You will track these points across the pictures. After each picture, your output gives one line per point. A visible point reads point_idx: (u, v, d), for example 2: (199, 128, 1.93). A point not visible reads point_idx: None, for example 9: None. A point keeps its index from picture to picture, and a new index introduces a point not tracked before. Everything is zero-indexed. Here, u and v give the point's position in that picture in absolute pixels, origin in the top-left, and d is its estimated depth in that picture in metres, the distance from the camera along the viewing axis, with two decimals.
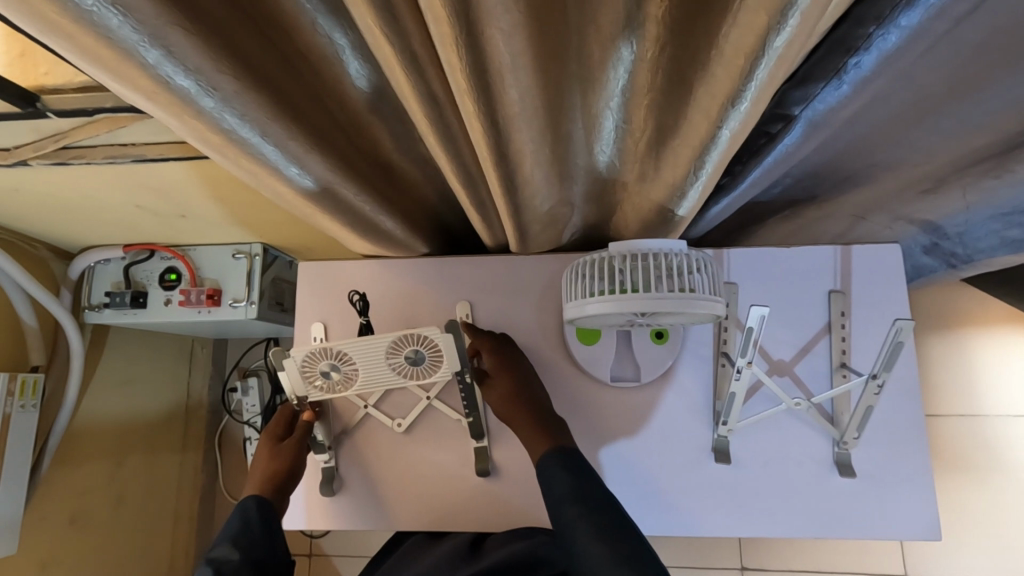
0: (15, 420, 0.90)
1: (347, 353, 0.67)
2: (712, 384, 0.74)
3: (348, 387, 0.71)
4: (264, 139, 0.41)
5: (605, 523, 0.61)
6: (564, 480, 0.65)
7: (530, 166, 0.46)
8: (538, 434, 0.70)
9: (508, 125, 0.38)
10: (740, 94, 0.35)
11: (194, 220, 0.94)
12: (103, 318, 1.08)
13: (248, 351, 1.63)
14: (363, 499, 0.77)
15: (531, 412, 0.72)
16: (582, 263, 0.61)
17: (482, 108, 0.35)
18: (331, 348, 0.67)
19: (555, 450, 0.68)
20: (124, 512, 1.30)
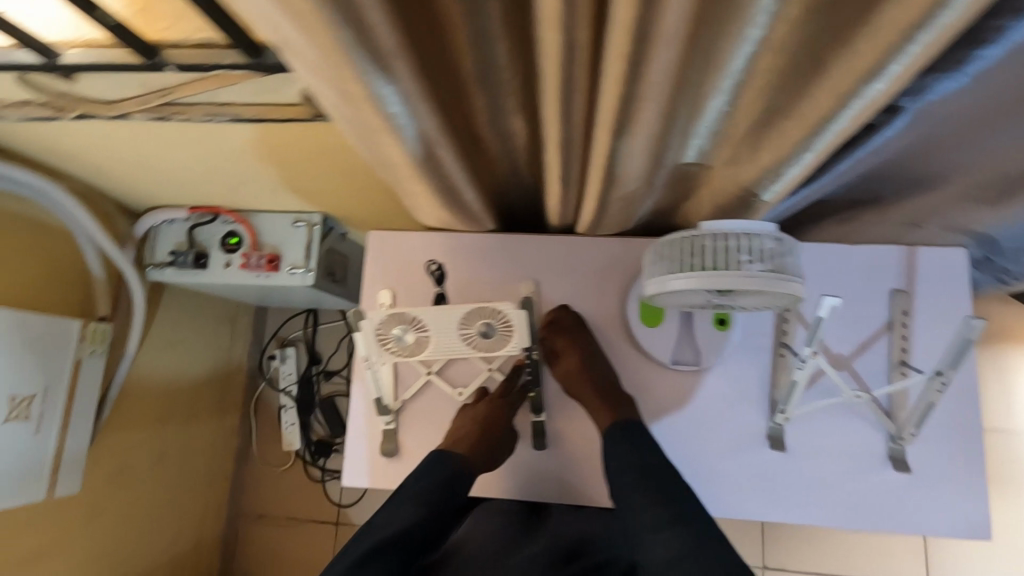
0: (85, 366, 0.94)
1: (423, 319, 0.71)
2: (770, 373, 0.76)
3: (418, 354, 0.73)
4: (399, 95, 0.43)
5: (661, 490, 0.63)
6: (626, 451, 0.68)
7: (641, 141, 0.47)
8: (602, 406, 0.73)
9: (641, 89, 0.39)
10: (881, 72, 0.36)
11: (264, 185, 0.97)
12: (164, 276, 1.11)
13: (287, 322, 1.68)
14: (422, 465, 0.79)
15: (594, 385, 0.75)
16: (664, 244, 0.62)
17: (629, 64, 0.36)
18: (410, 314, 0.71)
19: (618, 424, 0.71)
20: (167, 467, 1.33)
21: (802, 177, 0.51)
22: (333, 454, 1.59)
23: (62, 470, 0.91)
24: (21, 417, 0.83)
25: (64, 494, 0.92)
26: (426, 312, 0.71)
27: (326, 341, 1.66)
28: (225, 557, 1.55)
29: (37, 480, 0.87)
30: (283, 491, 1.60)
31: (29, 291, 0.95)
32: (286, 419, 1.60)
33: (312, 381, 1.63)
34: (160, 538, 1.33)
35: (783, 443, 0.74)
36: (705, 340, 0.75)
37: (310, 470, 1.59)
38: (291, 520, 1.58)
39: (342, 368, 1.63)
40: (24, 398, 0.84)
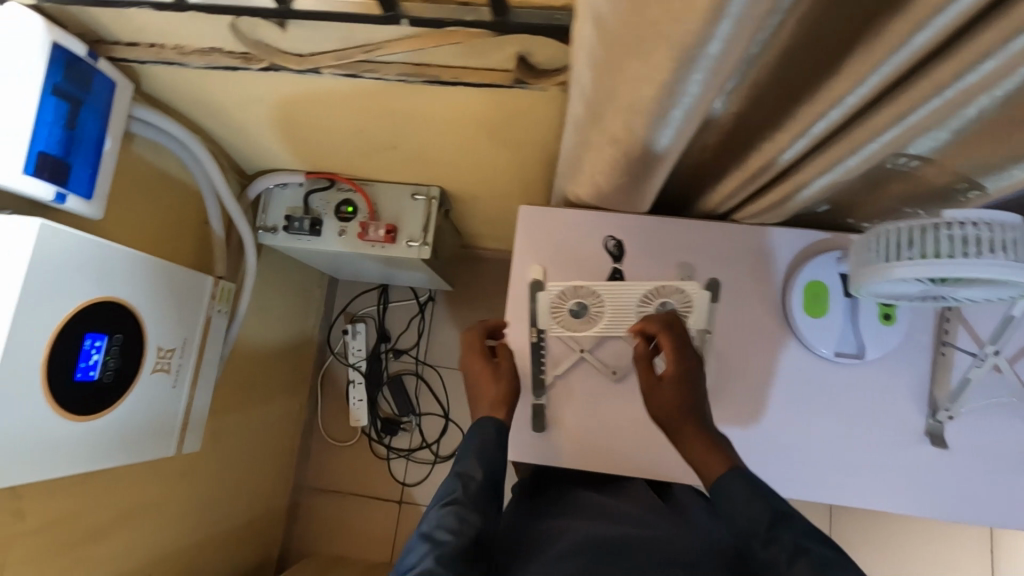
0: (212, 323, 0.93)
1: (601, 295, 0.75)
2: (931, 371, 0.76)
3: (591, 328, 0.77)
4: (717, 56, 0.43)
5: (745, 480, 0.63)
6: (740, 497, 0.61)
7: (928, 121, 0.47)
8: (713, 451, 0.66)
9: (990, 62, 0.39)
10: None
11: (400, 152, 0.96)
12: (276, 240, 1.10)
13: (358, 297, 1.67)
14: (573, 440, 0.81)
15: (698, 419, 0.69)
16: (871, 235, 0.63)
17: (1010, 33, 0.36)
18: (587, 288, 0.76)
19: (732, 471, 0.64)
20: (249, 434, 1.33)
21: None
22: (400, 432, 1.59)
23: (189, 428, 0.90)
24: (164, 369, 0.82)
25: (186, 452, 0.91)
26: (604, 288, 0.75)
27: (396, 319, 1.65)
28: (288, 529, 1.55)
29: (169, 436, 0.86)
30: (348, 467, 1.59)
31: (155, 240, 0.94)
32: (354, 395, 1.60)
33: (381, 357, 1.62)
34: (238, 504, 1.32)
35: (944, 440, 0.75)
36: (870, 334, 0.76)
37: (376, 447, 1.59)
38: (354, 495, 1.58)
39: (412, 347, 1.63)
40: (167, 350, 0.83)
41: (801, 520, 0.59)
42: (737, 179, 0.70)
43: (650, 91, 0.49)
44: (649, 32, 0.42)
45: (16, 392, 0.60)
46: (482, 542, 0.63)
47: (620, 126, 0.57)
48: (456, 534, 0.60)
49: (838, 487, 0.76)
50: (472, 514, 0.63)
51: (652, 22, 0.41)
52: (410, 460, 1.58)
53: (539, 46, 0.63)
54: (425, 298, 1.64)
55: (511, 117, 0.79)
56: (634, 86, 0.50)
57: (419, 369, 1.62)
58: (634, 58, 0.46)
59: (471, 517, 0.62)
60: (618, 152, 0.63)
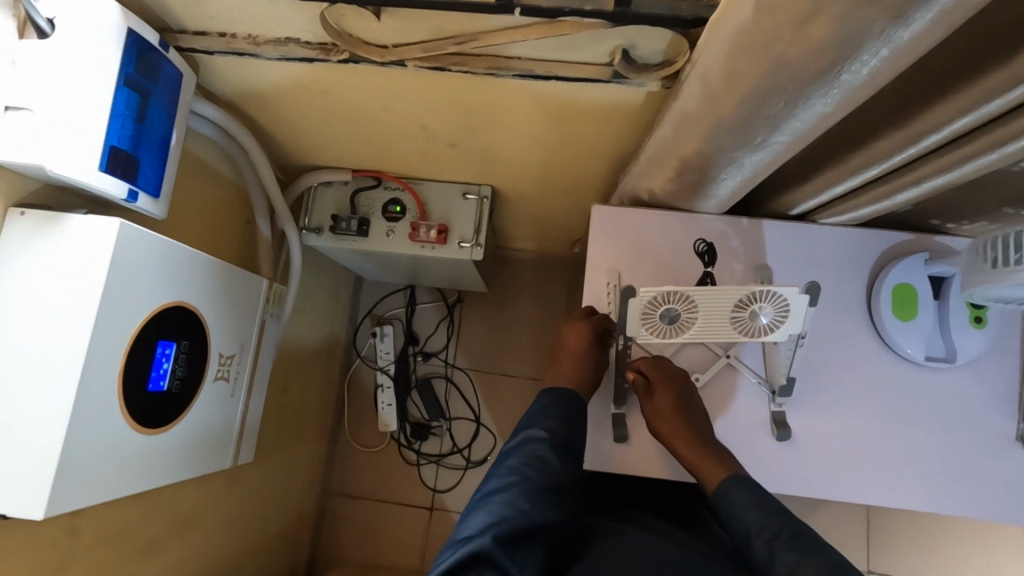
0: (266, 328, 0.89)
1: (694, 298, 0.69)
2: (1021, 375, 0.75)
3: (681, 334, 0.72)
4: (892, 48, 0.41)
5: (746, 485, 0.70)
6: (752, 510, 0.67)
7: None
8: (712, 461, 0.72)
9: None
10: None
11: (460, 150, 0.93)
12: (322, 241, 1.06)
13: (384, 299, 1.63)
14: (653, 448, 0.78)
15: (693, 430, 0.73)
16: (981, 241, 0.63)
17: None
18: (681, 292, 0.68)
19: (731, 478, 0.70)
20: (283, 441, 1.28)
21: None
22: (430, 437, 1.55)
23: (244, 438, 0.86)
24: (225, 376, 0.78)
25: (240, 463, 0.87)
26: (698, 291, 0.68)
27: (424, 321, 1.61)
28: (316, 537, 1.50)
29: (226, 447, 0.82)
30: (377, 473, 1.55)
31: (202, 239, 0.89)
32: (383, 399, 1.56)
33: (410, 360, 1.58)
34: (272, 514, 1.27)
35: None
36: (962, 338, 0.74)
37: (405, 452, 1.55)
38: (384, 502, 1.54)
39: (440, 350, 1.59)
40: (228, 356, 0.79)
41: (801, 531, 0.65)
42: (835, 179, 0.68)
43: (796, 86, 0.47)
44: (823, 23, 0.40)
45: (95, 404, 0.56)
46: (562, 486, 0.71)
47: (740, 123, 0.55)
48: (537, 476, 0.70)
49: (930, 494, 0.74)
50: (551, 459, 0.71)
51: (831, 12, 0.39)
52: (440, 465, 1.54)
53: (647, 39, 0.60)
54: (453, 300, 1.61)
55: (591, 113, 0.77)
56: (777, 81, 0.47)
57: (448, 373, 1.58)
58: (790, 51, 0.44)
59: (552, 461, 0.71)
60: (726, 150, 0.61)
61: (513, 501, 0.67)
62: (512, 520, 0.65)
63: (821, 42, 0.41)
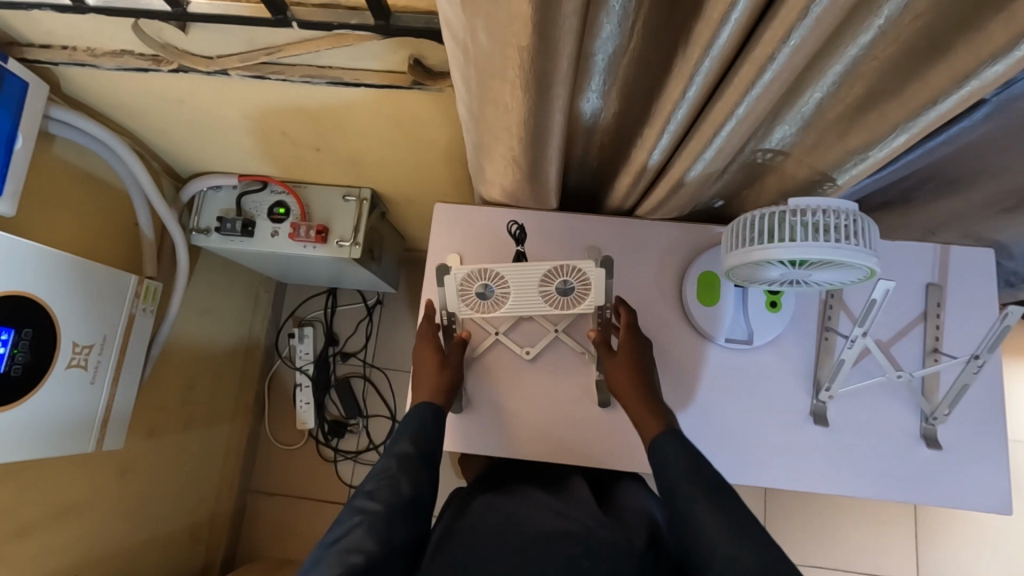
0: (136, 321, 0.95)
1: (504, 276, 0.76)
2: (814, 356, 0.81)
3: (499, 308, 0.78)
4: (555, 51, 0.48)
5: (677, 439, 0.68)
6: (678, 458, 0.66)
7: (758, 113, 0.52)
8: (650, 414, 0.73)
9: (782, 59, 0.44)
10: (1002, 54, 0.42)
11: (326, 154, 0.99)
12: (209, 242, 1.11)
13: (306, 302, 1.68)
14: (489, 421, 0.84)
15: (643, 387, 0.75)
16: (740, 221, 0.67)
17: (784, 32, 0.41)
18: (490, 268, 0.76)
19: (668, 430, 0.70)
20: (188, 434, 1.32)
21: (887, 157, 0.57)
22: (347, 434, 1.60)
23: (110, 426, 0.91)
24: (81, 364, 0.84)
25: (109, 449, 0.93)
26: (506, 268, 0.76)
27: (344, 323, 1.67)
28: (234, 535, 1.54)
29: (88, 433, 0.87)
30: (297, 470, 1.60)
31: (79, 242, 0.95)
32: (301, 398, 1.61)
33: (329, 361, 1.63)
34: (176, 508, 1.31)
35: (826, 418, 0.80)
36: (758, 320, 0.81)
37: (322, 449, 1.60)
38: (302, 498, 1.58)
39: (359, 350, 1.65)
40: (84, 346, 0.84)
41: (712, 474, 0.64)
42: (627, 174, 0.74)
43: (509, 88, 0.54)
44: (489, 35, 0.47)
45: None
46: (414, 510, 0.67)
47: (498, 124, 0.62)
48: (387, 505, 0.65)
49: (732, 465, 0.81)
50: (404, 487, 0.67)
51: (490, 16, 0.45)
52: (357, 462, 1.58)
53: (431, 49, 0.67)
54: (373, 302, 1.66)
55: (422, 119, 0.83)
56: (497, 80, 0.54)
57: (367, 372, 1.63)
58: (490, 57, 0.50)
59: (403, 487, 0.67)
60: (506, 145, 0.67)
61: (358, 539, 0.60)
62: (360, 563, 0.58)
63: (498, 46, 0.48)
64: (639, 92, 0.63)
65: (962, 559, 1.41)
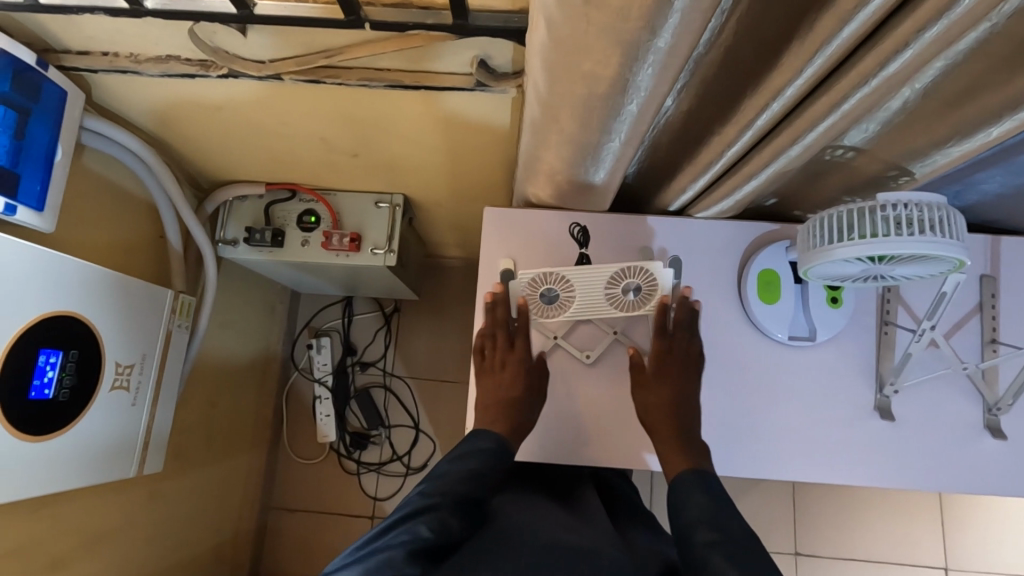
0: (173, 339, 0.91)
1: (569, 278, 0.74)
2: (876, 350, 0.81)
3: (563, 312, 0.77)
4: (666, 50, 0.47)
5: (705, 481, 0.71)
6: (700, 502, 0.69)
7: (861, 107, 0.51)
8: (679, 454, 0.75)
9: (907, 54, 0.43)
10: None
11: (364, 160, 0.97)
12: (239, 253, 1.08)
13: (322, 312, 1.65)
14: (551, 427, 0.83)
15: (677, 419, 0.77)
16: (818, 217, 0.66)
17: (920, 26, 0.40)
18: (555, 272, 0.74)
19: (693, 472, 0.72)
20: (212, 453, 1.28)
21: (977, 149, 0.58)
22: (370, 446, 1.56)
23: (151, 447, 0.87)
24: (123, 385, 0.80)
25: (148, 472, 0.89)
26: (572, 271, 0.74)
27: (362, 332, 1.63)
28: (256, 554, 1.49)
29: (130, 457, 0.83)
30: (317, 484, 1.56)
31: (110, 256, 0.90)
32: (321, 410, 1.57)
33: (348, 371, 1.60)
34: (203, 530, 1.27)
35: (891, 413, 0.80)
36: (820, 316, 0.80)
37: (345, 462, 1.56)
38: (323, 513, 1.54)
39: (379, 359, 1.61)
40: (126, 366, 0.80)
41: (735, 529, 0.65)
42: (692, 174, 0.73)
43: (604, 88, 0.53)
44: (604, 33, 0.46)
45: None
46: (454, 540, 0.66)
47: (579, 126, 0.60)
48: (435, 533, 0.64)
49: (799, 463, 0.80)
50: (455, 520, 0.67)
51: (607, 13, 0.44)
52: (380, 474, 1.55)
53: (499, 50, 0.65)
54: (390, 309, 1.63)
55: (473, 121, 0.82)
56: (592, 79, 0.52)
57: (387, 381, 1.60)
58: (593, 55, 0.49)
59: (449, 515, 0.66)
60: (580, 148, 0.65)
61: (397, 564, 0.60)
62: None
63: (609, 42, 0.46)
64: (718, 90, 0.62)
65: (987, 546, 1.44)
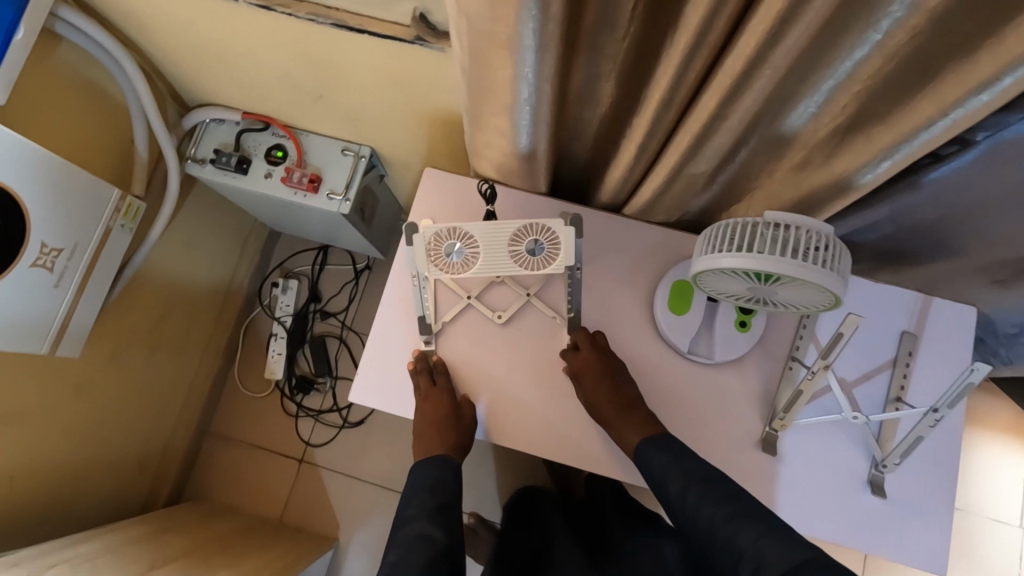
0: (112, 237, 0.95)
1: (474, 235, 0.74)
2: (774, 383, 0.80)
3: (469, 269, 0.76)
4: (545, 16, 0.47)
5: (660, 443, 0.72)
6: (665, 460, 0.70)
7: (752, 100, 0.52)
8: (631, 424, 0.76)
9: (778, 39, 0.44)
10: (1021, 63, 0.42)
11: (328, 106, 0.99)
12: (203, 172, 1.10)
13: (296, 255, 1.68)
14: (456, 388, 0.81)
15: (621, 402, 0.76)
16: (717, 227, 0.65)
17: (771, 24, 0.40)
18: (460, 228, 0.74)
19: (646, 440, 0.73)
20: (154, 364, 1.32)
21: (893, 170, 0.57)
22: (313, 391, 1.59)
23: (68, 334, 0.92)
24: (46, 266, 0.83)
25: (62, 356, 0.93)
26: (476, 228, 0.75)
27: (330, 281, 1.66)
28: (184, 472, 1.54)
29: (43, 337, 0.87)
30: (256, 419, 1.59)
31: (78, 149, 0.95)
32: (274, 347, 1.61)
33: (308, 317, 1.63)
34: (132, 435, 1.32)
35: (774, 447, 0.78)
36: (724, 337, 0.79)
37: (287, 403, 1.59)
38: (256, 448, 1.58)
39: (340, 311, 1.64)
40: (53, 249, 0.84)
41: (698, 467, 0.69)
42: (614, 169, 0.74)
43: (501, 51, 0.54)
44: None
45: None
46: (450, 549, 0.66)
47: (488, 92, 0.61)
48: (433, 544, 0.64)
49: None
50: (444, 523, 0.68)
51: None
52: (317, 420, 1.58)
53: (436, 5, 0.67)
54: (361, 266, 1.66)
55: (425, 82, 0.83)
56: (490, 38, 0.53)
57: (343, 334, 1.62)
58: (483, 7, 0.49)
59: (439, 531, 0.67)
60: (496, 117, 0.66)
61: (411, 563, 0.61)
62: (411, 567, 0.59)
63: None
64: (632, 82, 0.63)
65: None
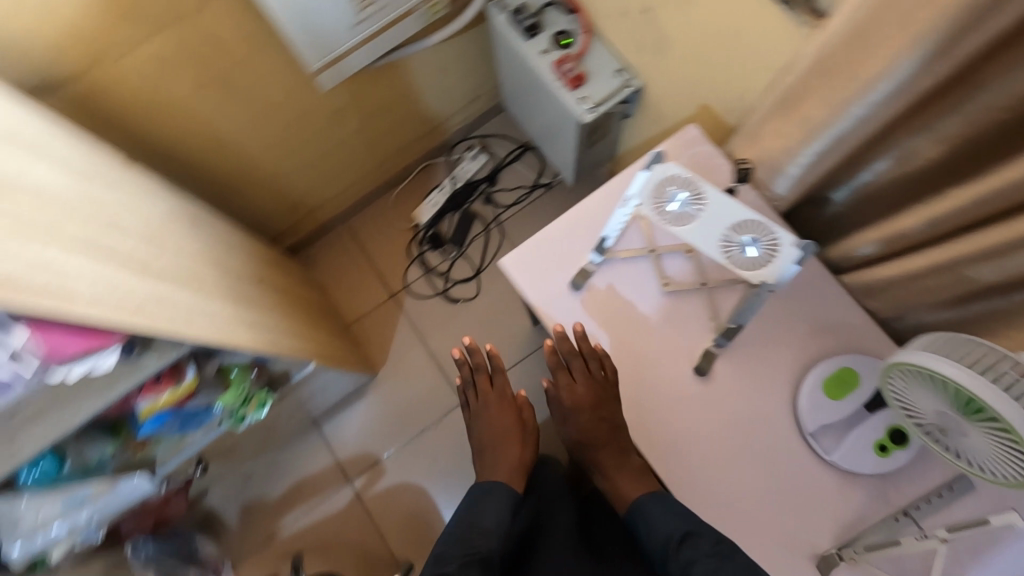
0: (408, 19, 1.09)
1: (707, 195, 0.75)
2: (872, 517, 0.74)
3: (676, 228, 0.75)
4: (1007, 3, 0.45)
5: (664, 500, 0.81)
6: (669, 522, 0.78)
7: None
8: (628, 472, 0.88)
9: None
10: None
11: (641, 22, 1.01)
12: (501, 16, 1.18)
13: (499, 137, 1.75)
14: (587, 315, 0.83)
15: (618, 447, 0.89)
16: (959, 338, 0.58)
17: None
18: (696, 182, 0.76)
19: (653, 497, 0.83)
20: (357, 138, 1.45)
21: None
22: (439, 250, 1.69)
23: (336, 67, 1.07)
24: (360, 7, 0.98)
25: (320, 80, 1.10)
26: (713, 192, 0.75)
27: (510, 176, 1.73)
28: (311, 237, 1.70)
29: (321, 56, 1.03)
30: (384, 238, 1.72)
31: None
32: (434, 196, 1.71)
33: (475, 191, 1.72)
34: (305, 180, 1.47)
35: (829, 569, 0.72)
36: (856, 443, 0.74)
37: (413, 245, 1.71)
38: (369, 261, 1.71)
39: (502, 205, 1.71)
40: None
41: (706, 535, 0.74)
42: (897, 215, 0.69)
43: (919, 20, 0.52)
44: None
45: None
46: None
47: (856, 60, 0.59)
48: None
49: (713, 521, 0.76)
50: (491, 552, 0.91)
51: None
52: (427, 275, 1.69)
53: None
54: (544, 182, 1.71)
55: (748, 47, 0.82)
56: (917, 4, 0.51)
57: (491, 224, 1.70)
58: None
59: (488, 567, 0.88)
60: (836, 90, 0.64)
61: None
62: None
63: None
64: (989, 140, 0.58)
65: None
